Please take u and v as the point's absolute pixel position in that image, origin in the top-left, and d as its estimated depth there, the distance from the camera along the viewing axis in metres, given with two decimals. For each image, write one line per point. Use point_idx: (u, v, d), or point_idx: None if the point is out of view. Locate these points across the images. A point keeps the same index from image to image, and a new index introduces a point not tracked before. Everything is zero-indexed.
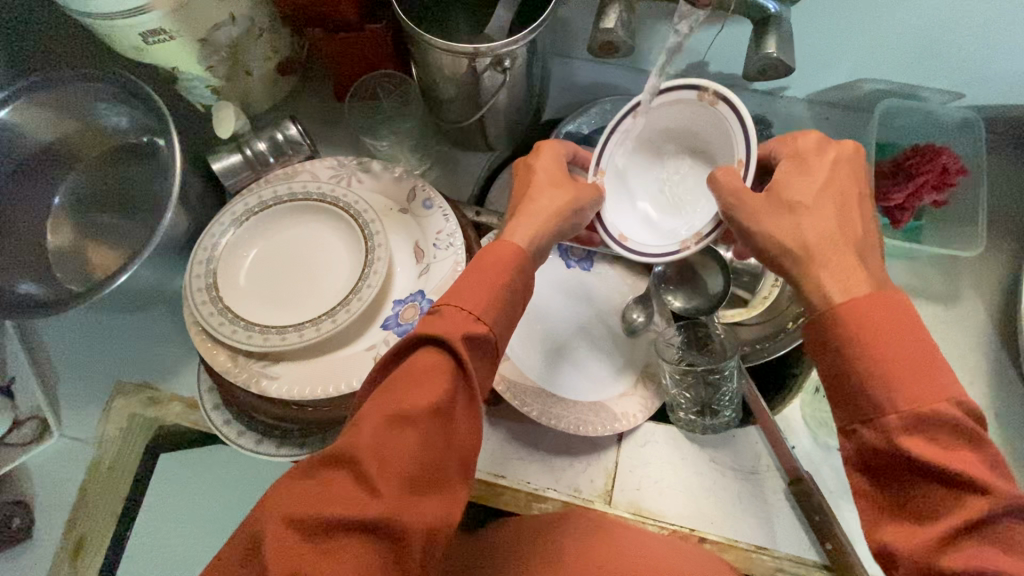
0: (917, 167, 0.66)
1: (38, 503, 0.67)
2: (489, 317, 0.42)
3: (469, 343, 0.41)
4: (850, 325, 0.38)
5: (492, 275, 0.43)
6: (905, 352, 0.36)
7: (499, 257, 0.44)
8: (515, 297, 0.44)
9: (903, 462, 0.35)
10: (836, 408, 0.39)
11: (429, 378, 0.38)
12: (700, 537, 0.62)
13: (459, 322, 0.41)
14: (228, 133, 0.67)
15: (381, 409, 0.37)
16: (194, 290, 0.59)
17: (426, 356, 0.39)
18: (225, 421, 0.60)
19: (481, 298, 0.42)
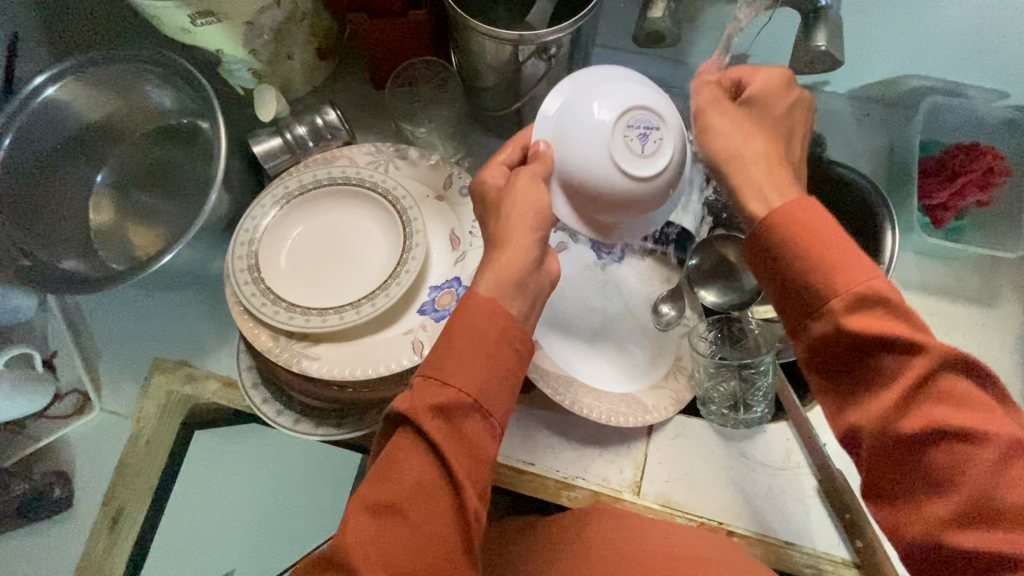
0: (961, 166, 0.65)
1: (78, 474, 0.69)
2: (471, 386, 0.42)
3: (444, 417, 0.41)
4: (789, 227, 0.40)
5: (467, 338, 0.43)
6: (835, 240, 0.39)
7: (474, 320, 0.43)
8: (499, 351, 0.43)
9: (855, 343, 0.38)
10: (785, 313, 0.41)
11: (406, 463, 0.41)
12: (728, 531, 0.63)
13: (434, 396, 0.41)
14: (270, 118, 0.67)
15: (367, 503, 0.41)
16: (237, 270, 0.60)
17: (403, 438, 0.41)
18: (264, 400, 0.61)
19: (462, 367, 0.42)
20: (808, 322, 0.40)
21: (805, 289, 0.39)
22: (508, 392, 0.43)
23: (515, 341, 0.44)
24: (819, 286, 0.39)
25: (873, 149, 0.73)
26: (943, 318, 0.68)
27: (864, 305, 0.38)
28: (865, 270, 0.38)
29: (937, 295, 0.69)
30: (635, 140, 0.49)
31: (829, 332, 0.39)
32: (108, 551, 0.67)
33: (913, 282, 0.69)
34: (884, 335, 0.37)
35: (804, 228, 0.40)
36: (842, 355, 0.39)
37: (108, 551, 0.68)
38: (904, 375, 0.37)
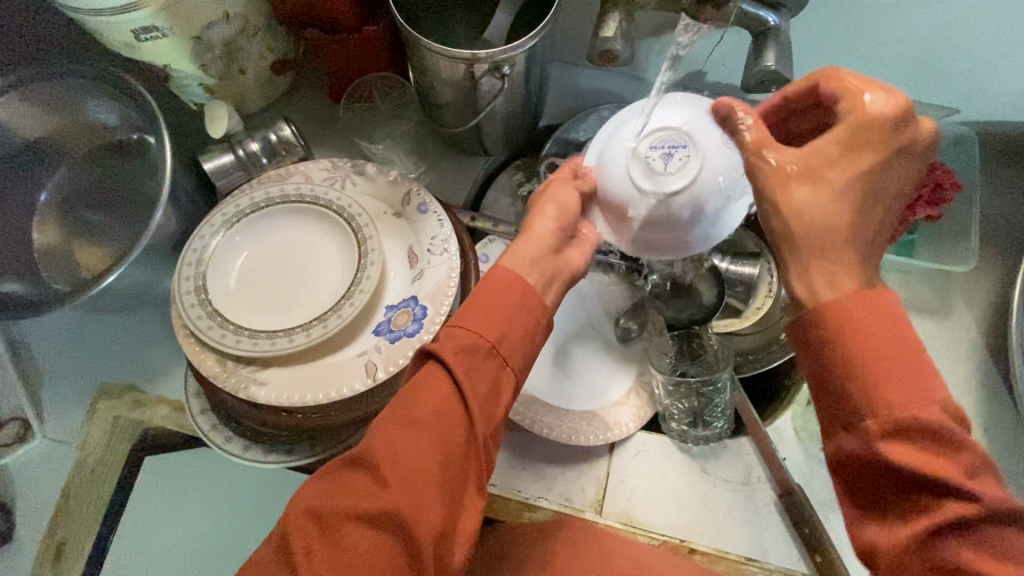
0: (911, 182, 0.65)
1: (19, 506, 0.66)
2: (492, 334, 0.42)
3: (466, 349, 0.41)
4: (846, 318, 0.32)
5: (494, 287, 0.44)
6: (909, 354, 0.32)
7: (495, 281, 0.44)
8: (524, 297, 0.44)
9: (895, 475, 0.31)
10: (822, 410, 0.34)
11: (427, 392, 0.40)
12: (690, 548, 0.62)
13: (456, 341, 0.42)
14: (220, 132, 0.66)
15: (391, 416, 0.40)
16: (183, 292, 0.58)
17: (427, 371, 0.41)
18: (211, 427, 0.59)
19: (481, 309, 0.43)
20: (841, 428, 0.33)
21: (857, 392, 0.32)
22: (527, 342, 0.44)
23: (532, 300, 0.44)
24: (874, 391, 0.32)
25: None
26: None
27: (914, 429, 0.31)
28: (930, 391, 0.31)
29: None
30: (660, 156, 0.54)
31: (860, 450, 0.32)
32: None
33: None
34: (943, 472, 0.30)
35: (866, 329, 0.32)
36: (876, 480, 0.32)
37: None
38: (946, 518, 0.31)
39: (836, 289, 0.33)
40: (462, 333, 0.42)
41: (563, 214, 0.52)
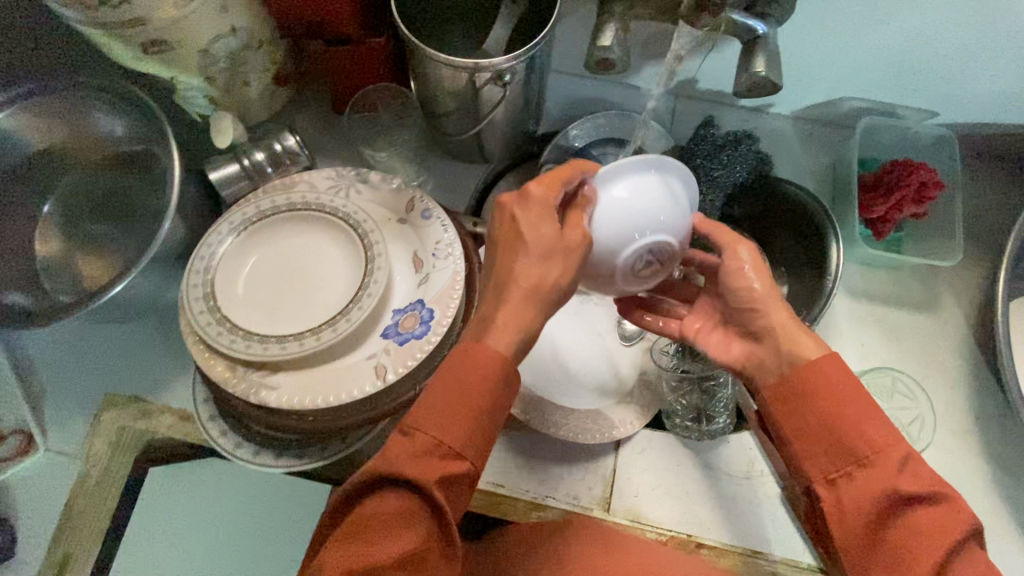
0: (898, 182, 0.68)
1: (21, 520, 0.65)
2: (459, 444, 0.41)
3: (441, 487, 0.40)
4: (817, 379, 0.44)
5: (471, 403, 0.42)
6: (851, 393, 0.43)
7: (472, 374, 0.42)
8: (496, 412, 0.43)
9: (883, 503, 0.40)
10: (813, 463, 0.44)
11: (394, 525, 0.40)
12: (698, 543, 0.63)
13: (423, 459, 0.41)
14: (226, 143, 0.67)
15: (348, 564, 0.39)
16: (191, 299, 0.58)
17: (389, 500, 0.40)
18: (221, 433, 0.59)
19: (457, 435, 0.41)
20: (835, 476, 0.43)
21: (837, 436, 0.43)
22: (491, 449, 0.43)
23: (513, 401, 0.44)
24: (846, 439, 0.42)
25: (818, 167, 0.77)
26: (890, 326, 0.71)
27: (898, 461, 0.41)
28: (893, 431, 0.42)
29: (884, 304, 0.72)
30: (642, 267, 0.48)
31: (856, 485, 0.42)
32: None
33: (860, 292, 0.72)
34: (918, 492, 0.39)
35: (828, 374, 0.44)
36: (866, 517, 0.41)
37: None
38: (937, 537, 0.39)
39: (801, 360, 0.45)
40: (439, 464, 0.41)
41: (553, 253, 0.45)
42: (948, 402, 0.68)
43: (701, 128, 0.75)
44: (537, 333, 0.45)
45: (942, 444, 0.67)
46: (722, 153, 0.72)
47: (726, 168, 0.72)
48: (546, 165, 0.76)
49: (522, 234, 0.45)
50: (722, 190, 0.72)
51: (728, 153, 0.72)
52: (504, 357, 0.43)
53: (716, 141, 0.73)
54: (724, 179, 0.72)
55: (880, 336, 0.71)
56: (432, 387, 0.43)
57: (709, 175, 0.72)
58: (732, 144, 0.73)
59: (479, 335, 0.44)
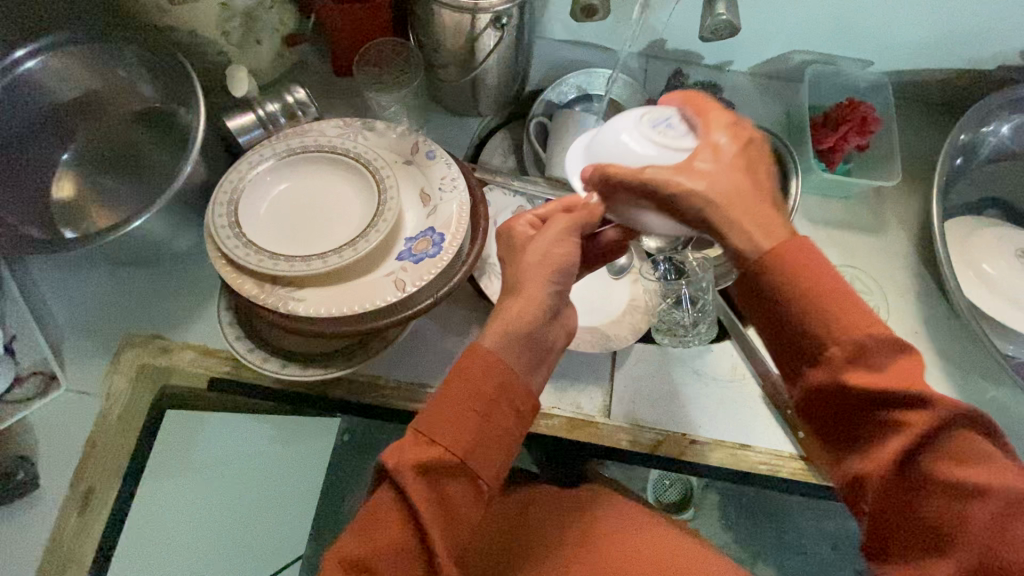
0: (842, 117, 0.78)
1: (44, 457, 0.67)
2: (450, 441, 0.45)
3: (426, 475, 0.44)
4: (788, 258, 0.42)
5: (460, 397, 0.46)
6: (828, 280, 0.42)
7: (468, 374, 0.47)
8: (490, 410, 0.46)
9: (839, 394, 0.42)
10: (784, 360, 0.45)
11: (388, 516, 0.44)
12: (691, 439, 0.70)
13: (417, 454, 0.45)
14: (241, 93, 0.72)
15: (344, 554, 0.44)
16: (218, 225, 0.63)
17: (384, 491, 0.45)
18: (249, 349, 0.63)
19: (446, 428, 0.45)
20: (800, 374, 0.44)
21: (803, 327, 0.42)
22: (488, 446, 0.46)
23: (513, 397, 0.47)
24: (800, 333, 0.43)
25: (775, 114, 0.87)
26: (847, 247, 0.80)
27: (852, 353, 0.41)
28: (866, 318, 0.41)
29: (839, 228, 0.81)
30: (663, 130, 0.48)
31: (815, 382, 0.43)
32: (79, 532, 0.65)
33: (818, 219, 0.82)
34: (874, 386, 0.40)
35: (807, 255, 0.42)
36: (829, 403, 0.43)
37: (78, 533, 0.65)
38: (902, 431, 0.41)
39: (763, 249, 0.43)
40: (426, 452, 0.45)
41: (560, 269, 0.50)
42: (900, 308, 0.78)
43: (673, 79, 0.84)
44: (533, 329, 0.48)
45: None
46: None
47: None
48: (535, 117, 0.84)
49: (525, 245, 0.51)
50: None
51: None
52: (494, 351, 0.47)
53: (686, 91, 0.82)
54: None
55: (838, 255, 0.80)
56: (437, 390, 0.47)
57: None
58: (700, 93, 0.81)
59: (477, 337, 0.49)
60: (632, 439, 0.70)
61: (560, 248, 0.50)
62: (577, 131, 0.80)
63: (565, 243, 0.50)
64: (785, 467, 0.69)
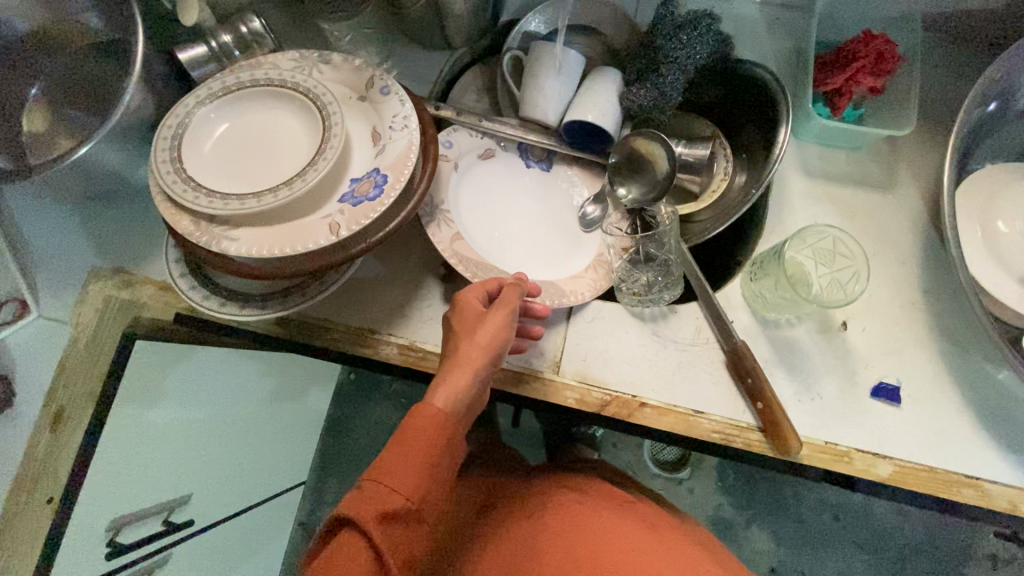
0: (855, 54, 0.68)
1: (19, 378, 0.71)
2: (406, 489, 0.48)
3: (384, 521, 0.46)
4: None
5: (416, 450, 0.50)
6: None
7: (421, 429, 0.51)
8: (440, 462, 0.51)
9: None
10: None
11: (350, 561, 0.45)
12: (641, 402, 0.67)
13: (376, 503, 0.47)
14: (192, 21, 0.69)
15: None
16: (159, 162, 0.62)
17: (346, 538, 0.46)
18: (190, 286, 0.64)
19: (402, 477, 0.48)
20: None
21: None
22: (434, 495, 0.50)
23: (455, 449, 0.52)
24: None
25: (780, 50, 0.76)
26: (846, 205, 0.72)
27: None
28: None
29: (841, 183, 0.73)
30: None
31: None
32: (52, 448, 0.71)
33: (817, 172, 0.73)
34: None
35: None
36: None
37: (51, 449, 0.71)
38: None
39: None
40: (386, 499, 0.47)
41: (495, 347, 0.57)
42: (896, 276, 0.70)
43: (662, 6, 0.73)
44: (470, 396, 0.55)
45: (890, 315, 0.69)
46: (681, 32, 0.71)
47: (686, 47, 0.71)
48: (510, 50, 0.77)
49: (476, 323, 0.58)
50: (683, 71, 0.72)
51: (688, 33, 0.71)
52: (445, 411, 0.52)
53: (676, 22, 0.72)
54: (684, 60, 0.71)
55: (835, 215, 0.72)
56: (392, 442, 0.50)
57: (668, 56, 0.71)
58: (692, 24, 0.71)
59: (427, 396, 0.53)
60: (581, 399, 0.67)
61: (499, 330, 0.57)
62: (554, 67, 0.74)
63: (504, 331, 0.58)
64: (740, 439, 0.66)
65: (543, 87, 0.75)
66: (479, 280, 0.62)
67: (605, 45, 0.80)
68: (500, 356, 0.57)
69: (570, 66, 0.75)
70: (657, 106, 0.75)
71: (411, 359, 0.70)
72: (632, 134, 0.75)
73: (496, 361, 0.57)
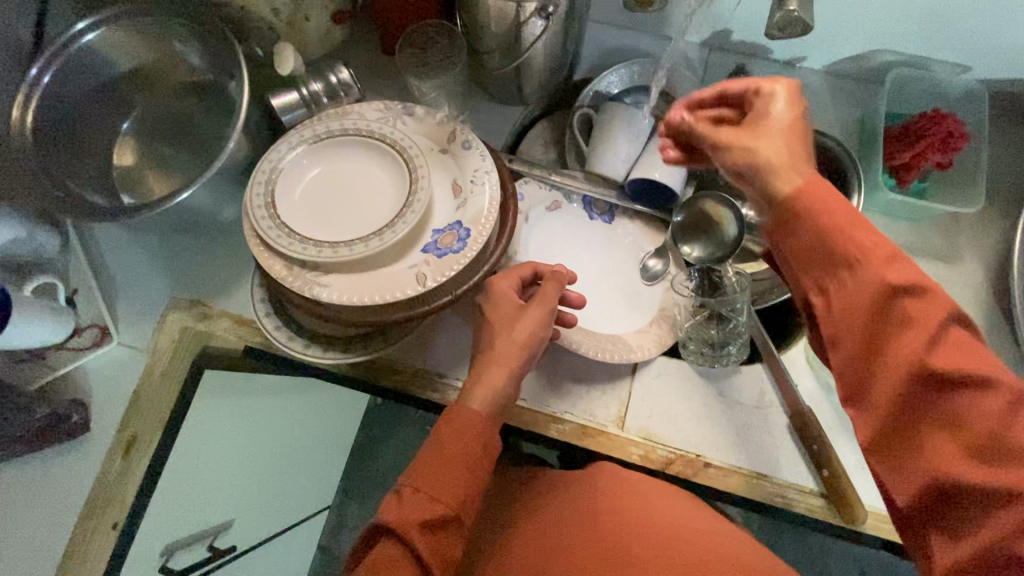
0: (923, 130, 0.70)
1: (96, 403, 0.73)
2: (445, 494, 0.51)
3: (424, 527, 0.50)
4: None
5: (452, 455, 0.52)
6: None
7: (458, 434, 0.53)
8: (477, 467, 0.53)
9: None
10: None
11: (394, 565, 0.48)
12: (705, 461, 0.68)
13: (416, 512, 0.50)
14: (288, 71, 0.73)
15: None
16: (255, 206, 0.65)
17: (388, 544, 0.49)
18: (276, 326, 0.67)
19: (440, 482, 0.51)
20: None
21: None
22: (473, 495, 0.52)
23: (491, 452, 0.54)
24: None
25: (846, 119, 0.79)
26: None
27: None
28: None
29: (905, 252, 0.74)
30: None
31: None
32: (121, 474, 0.72)
33: None
34: None
35: None
36: None
37: (121, 475, 0.72)
38: None
39: None
40: (425, 506, 0.50)
41: (530, 344, 0.58)
42: None
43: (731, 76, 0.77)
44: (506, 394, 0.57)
45: None
46: None
47: None
48: (582, 108, 0.80)
49: (513, 318, 0.59)
50: None
51: None
52: (481, 416, 0.54)
53: None
54: None
55: None
56: (429, 447, 0.53)
57: None
58: None
59: (464, 398, 0.56)
60: (645, 455, 0.68)
61: (536, 327, 0.59)
62: (625, 126, 0.77)
63: (540, 329, 0.59)
64: (803, 503, 0.66)
65: (614, 146, 0.77)
66: (513, 271, 0.63)
67: (674, 106, 0.82)
68: (534, 349, 0.59)
69: (641, 127, 0.78)
70: (723, 168, 0.78)
71: None
72: (700, 194, 0.76)
73: (531, 356, 0.59)
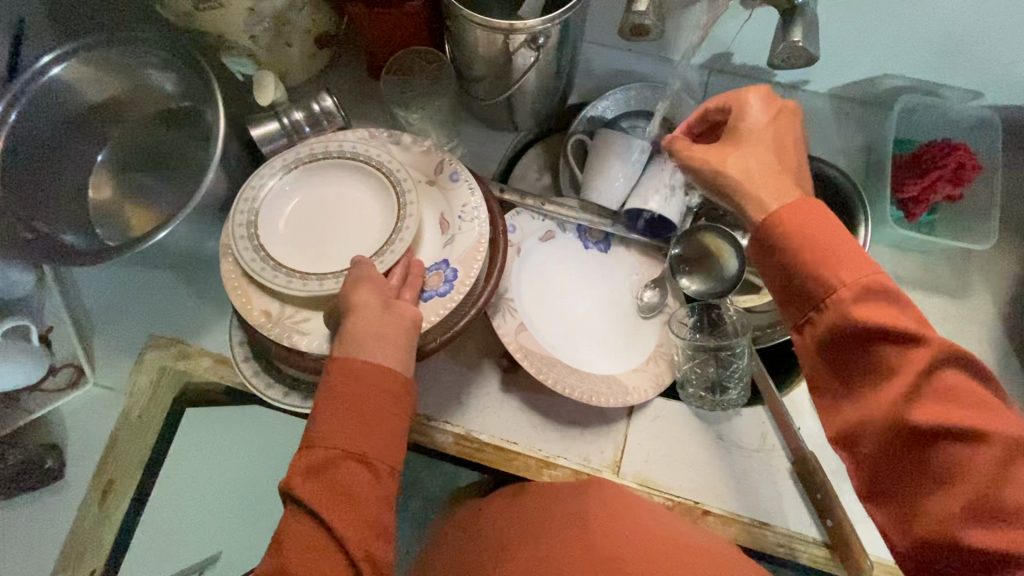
0: (934, 161, 0.67)
1: (71, 447, 0.71)
2: (344, 440, 0.48)
3: (321, 474, 0.47)
4: None
5: (349, 404, 0.49)
6: None
7: (350, 380, 0.50)
8: (378, 408, 0.50)
9: None
10: None
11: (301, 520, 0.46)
12: (704, 509, 0.65)
13: (319, 459, 0.47)
14: (266, 100, 0.69)
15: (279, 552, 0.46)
16: (237, 236, 0.62)
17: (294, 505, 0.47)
18: (254, 373, 0.64)
19: (339, 429, 0.48)
20: None
21: None
22: (384, 440, 0.49)
23: (389, 391, 0.50)
24: None
25: (852, 146, 0.76)
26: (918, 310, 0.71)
27: None
28: None
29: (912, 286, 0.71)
30: None
31: None
32: (98, 521, 0.70)
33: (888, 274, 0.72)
34: None
35: None
36: None
37: (99, 522, 0.70)
38: None
39: None
40: (324, 454, 0.48)
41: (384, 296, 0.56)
42: None
43: None
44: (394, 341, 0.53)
45: None
46: None
47: None
48: (576, 134, 0.77)
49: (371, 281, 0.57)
50: None
51: None
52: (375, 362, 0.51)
53: None
54: None
55: None
56: (329, 401, 0.50)
57: None
58: None
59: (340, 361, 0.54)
60: None
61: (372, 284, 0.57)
62: (621, 154, 0.72)
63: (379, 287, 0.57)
64: (806, 553, 0.63)
65: (608, 175, 0.73)
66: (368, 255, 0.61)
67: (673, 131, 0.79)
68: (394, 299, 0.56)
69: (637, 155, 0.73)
70: None
71: (466, 449, 0.68)
72: (700, 227, 0.74)
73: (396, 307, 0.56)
